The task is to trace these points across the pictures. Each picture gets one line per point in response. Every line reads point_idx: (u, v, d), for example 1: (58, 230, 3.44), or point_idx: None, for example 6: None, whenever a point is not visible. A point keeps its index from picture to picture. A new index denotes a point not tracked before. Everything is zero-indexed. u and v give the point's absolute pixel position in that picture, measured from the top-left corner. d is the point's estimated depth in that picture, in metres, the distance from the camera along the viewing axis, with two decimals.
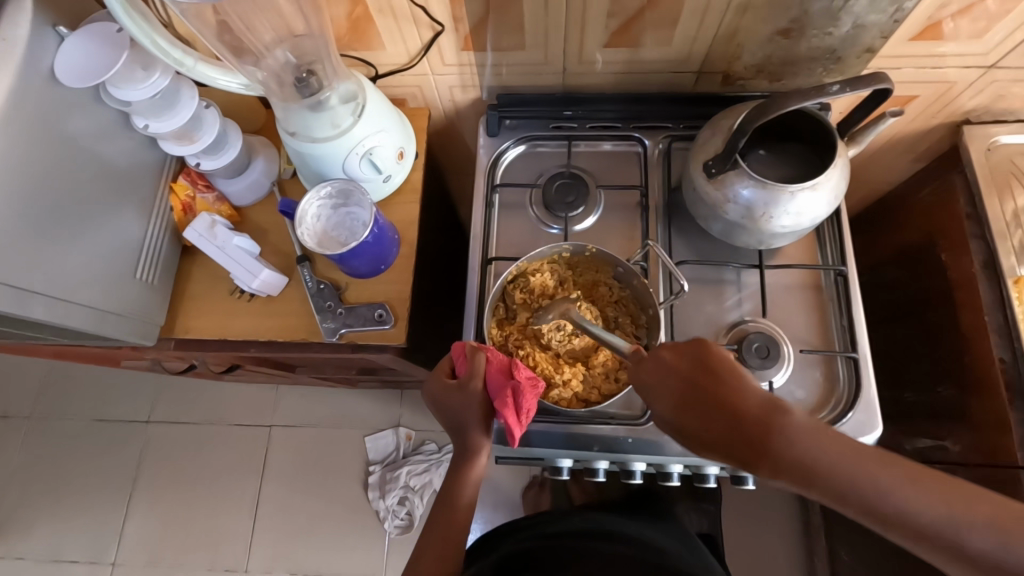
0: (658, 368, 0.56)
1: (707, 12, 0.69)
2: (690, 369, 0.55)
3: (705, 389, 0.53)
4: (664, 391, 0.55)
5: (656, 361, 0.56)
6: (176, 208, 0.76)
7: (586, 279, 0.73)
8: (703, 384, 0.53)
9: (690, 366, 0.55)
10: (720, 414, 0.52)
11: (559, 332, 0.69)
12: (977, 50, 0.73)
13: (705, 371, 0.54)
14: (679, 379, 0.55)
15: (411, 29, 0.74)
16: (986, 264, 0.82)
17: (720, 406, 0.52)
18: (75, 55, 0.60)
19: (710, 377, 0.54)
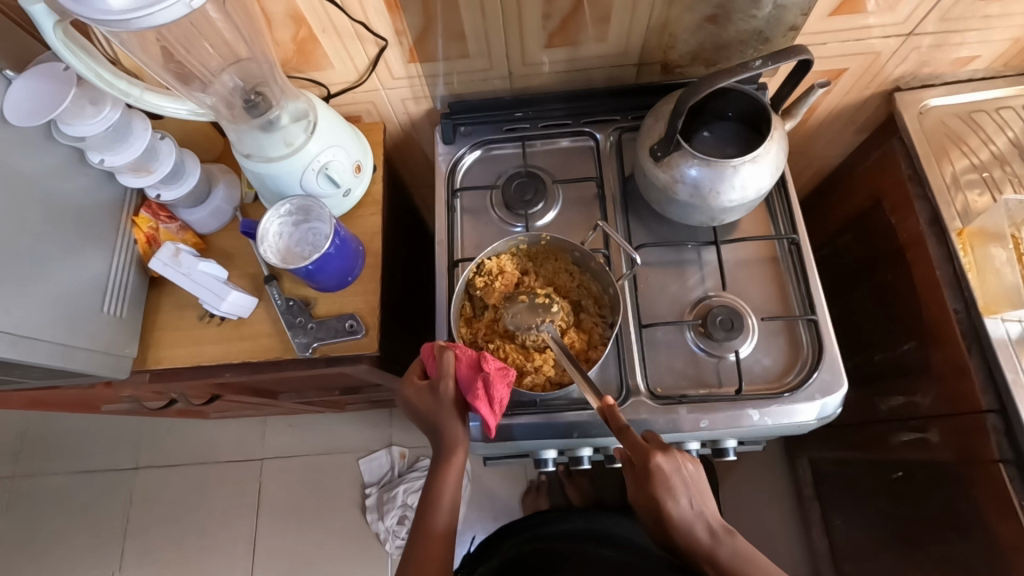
0: (660, 482, 0.58)
1: (636, 5, 0.73)
2: (685, 487, 0.59)
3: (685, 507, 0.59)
4: (658, 484, 0.59)
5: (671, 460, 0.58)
6: (139, 240, 0.76)
7: (548, 269, 0.75)
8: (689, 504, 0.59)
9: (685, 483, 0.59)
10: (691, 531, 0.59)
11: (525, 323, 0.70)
12: (893, 20, 0.77)
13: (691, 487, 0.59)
14: (668, 494, 0.58)
15: (357, 46, 0.76)
16: (931, 221, 0.85)
17: (692, 525, 0.59)
18: (23, 95, 0.61)
19: (698, 497, 0.60)
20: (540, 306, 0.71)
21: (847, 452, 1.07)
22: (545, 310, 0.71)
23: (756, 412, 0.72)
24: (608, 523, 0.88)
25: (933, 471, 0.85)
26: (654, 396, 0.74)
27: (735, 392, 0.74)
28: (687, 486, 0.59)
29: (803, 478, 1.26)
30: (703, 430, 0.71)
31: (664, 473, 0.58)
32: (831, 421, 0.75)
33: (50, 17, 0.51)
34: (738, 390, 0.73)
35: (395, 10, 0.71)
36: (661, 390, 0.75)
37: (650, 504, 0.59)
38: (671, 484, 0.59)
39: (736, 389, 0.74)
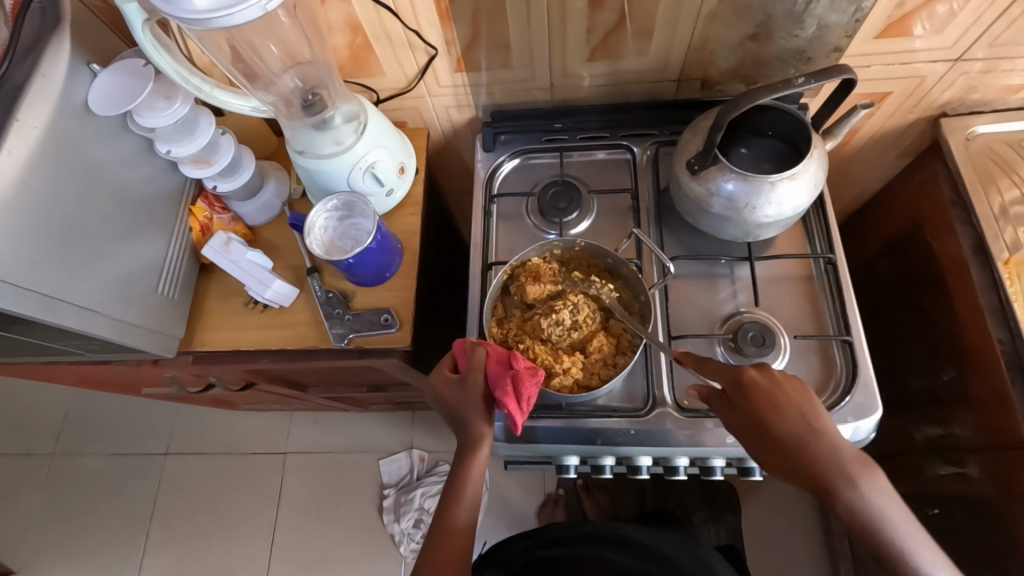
0: (768, 393, 0.59)
1: (679, 21, 0.75)
2: (794, 401, 0.59)
3: (804, 423, 0.57)
4: (765, 400, 0.59)
5: (767, 375, 0.60)
6: (195, 228, 0.81)
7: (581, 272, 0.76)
8: (804, 418, 0.58)
9: (799, 397, 0.59)
10: (810, 450, 0.56)
11: (558, 328, 0.71)
12: (940, 44, 0.77)
13: (806, 403, 0.59)
14: (772, 410, 0.58)
15: (408, 54, 0.80)
16: (975, 247, 0.83)
17: (810, 444, 0.56)
18: (104, 87, 0.66)
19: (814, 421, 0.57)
20: (573, 312, 0.72)
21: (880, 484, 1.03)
22: (579, 315, 0.72)
23: None
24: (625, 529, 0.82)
25: (974, 507, 0.83)
26: (681, 408, 0.74)
27: None
28: (801, 399, 0.59)
29: None
30: (730, 446, 0.71)
31: (771, 385, 0.60)
32: (864, 446, 0.73)
33: (140, 15, 0.57)
34: None
35: (447, 21, 0.75)
36: (688, 402, 0.75)
37: (754, 422, 0.59)
38: (780, 395, 0.59)
39: None
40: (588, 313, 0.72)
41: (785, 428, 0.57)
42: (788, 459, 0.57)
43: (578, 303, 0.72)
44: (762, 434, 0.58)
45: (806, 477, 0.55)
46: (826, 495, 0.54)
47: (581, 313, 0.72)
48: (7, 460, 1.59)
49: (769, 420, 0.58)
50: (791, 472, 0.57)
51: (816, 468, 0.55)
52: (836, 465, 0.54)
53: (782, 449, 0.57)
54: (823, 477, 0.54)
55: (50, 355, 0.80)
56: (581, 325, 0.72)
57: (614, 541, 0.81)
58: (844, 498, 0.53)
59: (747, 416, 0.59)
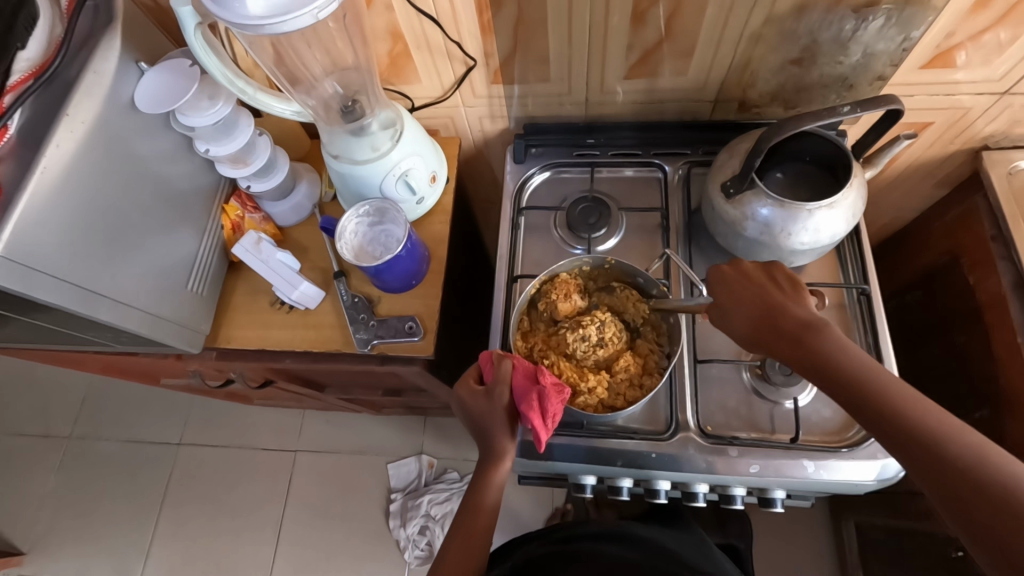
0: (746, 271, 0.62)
1: (721, 42, 0.74)
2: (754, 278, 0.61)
3: (781, 293, 0.58)
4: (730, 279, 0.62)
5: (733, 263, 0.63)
6: (226, 226, 0.82)
7: (613, 300, 0.75)
8: (781, 290, 0.59)
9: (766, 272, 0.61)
10: (782, 312, 0.56)
11: (583, 343, 0.70)
12: (987, 78, 0.75)
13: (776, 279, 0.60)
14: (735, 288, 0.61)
15: (446, 63, 0.81)
16: (1015, 284, 0.81)
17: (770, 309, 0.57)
18: (150, 85, 0.67)
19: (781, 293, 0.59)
20: (600, 329, 0.71)
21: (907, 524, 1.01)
22: (605, 333, 0.71)
23: (811, 464, 0.69)
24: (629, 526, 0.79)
25: None
26: (704, 433, 0.72)
27: (790, 440, 0.71)
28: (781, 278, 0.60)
29: (846, 544, 1.19)
30: (753, 476, 0.69)
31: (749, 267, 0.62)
32: (892, 484, 0.71)
33: (193, 18, 0.58)
34: (793, 438, 0.71)
35: (488, 33, 0.75)
36: (711, 428, 0.73)
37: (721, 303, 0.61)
38: (756, 272, 0.61)
39: (791, 437, 0.71)
40: (614, 332, 0.71)
41: (746, 300, 0.59)
42: (764, 325, 0.57)
43: (604, 321, 0.72)
44: (741, 309, 0.59)
45: (778, 339, 0.56)
46: (795, 352, 0.54)
47: (607, 331, 0.72)
48: (24, 440, 1.62)
49: (747, 293, 0.59)
50: (766, 340, 0.57)
51: (787, 326, 0.55)
52: (808, 323, 0.55)
53: (759, 317, 0.58)
54: (792, 335, 0.55)
55: (78, 344, 0.81)
56: (606, 344, 0.71)
57: (617, 537, 0.77)
58: (812, 350, 0.53)
59: (727, 292, 0.61)
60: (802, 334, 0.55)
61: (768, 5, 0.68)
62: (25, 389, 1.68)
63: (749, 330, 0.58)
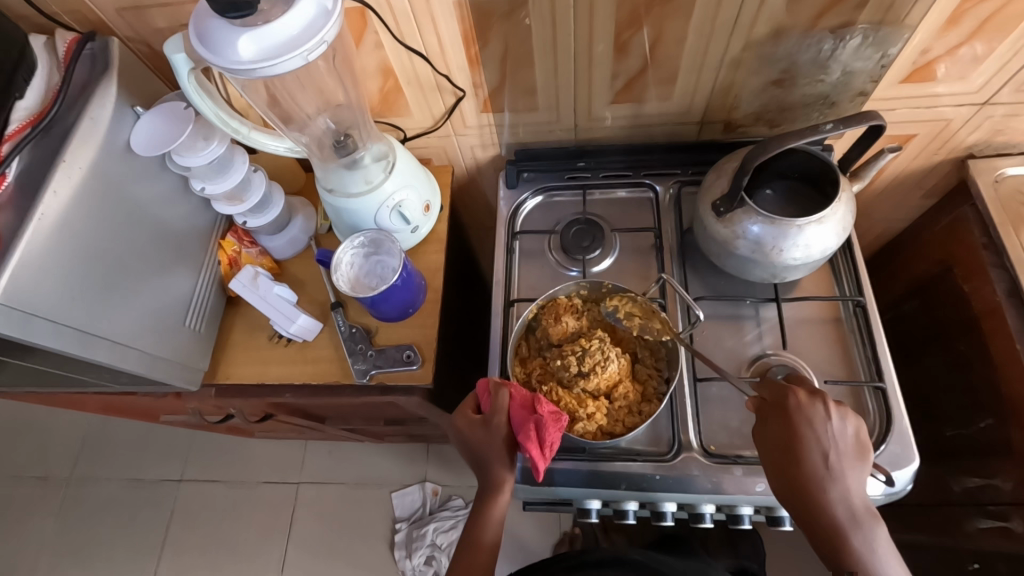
0: (813, 419, 0.59)
1: (703, 67, 0.76)
2: (822, 444, 0.59)
3: (840, 464, 0.58)
4: (790, 434, 0.60)
5: (809, 410, 0.60)
6: (223, 262, 0.83)
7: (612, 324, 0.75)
8: (841, 454, 0.59)
9: (832, 440, 0.59)
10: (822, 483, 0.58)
11: (566, 373, 0.70)
12: (966, 90, 0.77)
13: (839, 455, 0.59)
14: (801, 445, 0.59)
15: (436, 95, 0.82)
16: (1010, 291, 0.82)
17: (819, 487, 0.58)
18: (146, 129, 0.68)
19: (838, 464, 0.58)
20: (598, 355, 0.70)
21: (921, 537, 1.00)
22: (603, 356, 0.70)
23: None
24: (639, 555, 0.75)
25: (1015, 564, 0.81)
26: (707, 453, 0.72)
27: None
28: (847, 442, 0.59)
29: None
30: (759, 494, 0.68)
31: (823, 415, 0.60)
32: (900, 497, 0.70)
33: (187, 65, 0.60)
34: None
35: (475, 65, 0.77)
36: (715, 447, 0.73)
37: (778, 445, 0.60)
38: (827, 425, 0.59)
39: None
40: (598, 360, 0.70)
41: (807, 465, 0.58)
42: (797, 491, 0.59)
43: (603, 346, 0.71)
44: (781, 452, 0.60)
45: (808, 499, 0.58)
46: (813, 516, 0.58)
47: (607, 357, 0.70)
48: (23, 483, 1.60)
49: (799, 441, 0.59)
50: (791, 490, 0.59)
51: (826, 518, 0.58)
52: (846, 520, 0.58)
53: (794, 473, 0.59)
54: (820, 509, 0.58)
55: (76, 387, 0.81)
56: (590, 372, 0.69)
57: (622, 565, 0.74)
58: (827, 523, 0.58)
59: (781, 434, 0.60)
60: (838, 529, 0.57)
61: (746, 30, 0.70)
62: (24, 432, 1.67)
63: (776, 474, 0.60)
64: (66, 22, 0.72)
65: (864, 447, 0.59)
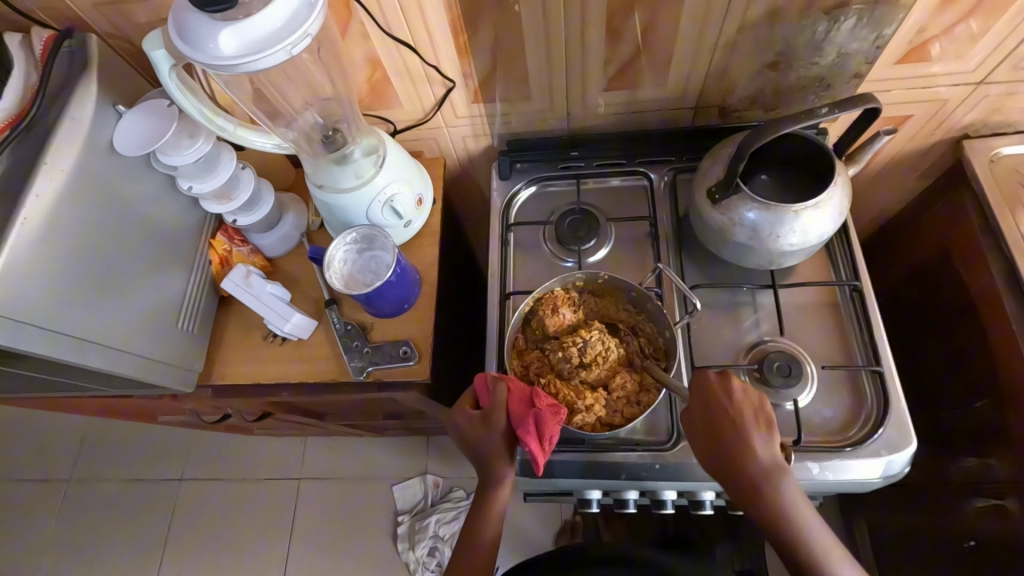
0: (721, 392, 0.60)
1: (697, 52, 0.75)
2: (730, 415, 0.59)
3: (750, 432, 0.59)
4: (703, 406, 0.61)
5: (719, 382, 0.61)
6: (214, 261, 0.82)
7: (601, 307, 0.76)
8: (751, 426, 0.59)
9: (740, 411, 0.59)
10: (741, 458, 0.58)
11: (567, 364, 0.70)
12: (961, 69, 0.76)
13: (749, 424, 0.59)
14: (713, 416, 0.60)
15: (426, 86, 0.81)
16: (1006, 272, 0.82)
17: (733, 455, 0.59)
18: (130, 128, 0.67)
19: (750, 433, 0.59)
20: (597, 347, 0.71)
21: (918, 517, 1.01)
22: (602, 348, 0.71)
23: (816, 466, 0.68)
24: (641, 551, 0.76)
25: (1012, 543, 0.82)
26: None
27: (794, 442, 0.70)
28: (757, 412, 0.60)
29: (858, 538, 1.18)
30: None
31: (733, 390, 0.60)
32: (898, 480, 0.70)
33: (168, 61, 0.59)
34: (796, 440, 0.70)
35: (465, 54, 0.75)
36: None
37: (695, 420, 0.62)
38: (733, 398, 0.60)
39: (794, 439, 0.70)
40: (599, 351, 0.71)
41: (721, 435, 0.59)
42: (717, 461, 0.60)
43: (601, 338, 0.71)
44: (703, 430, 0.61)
45: (727, 467, 0.59)
46: (740, 490, 0.59)
47: (605, 349, 0.71)
48: (23, 485, 1.60)
49: (716, 417, 0.59)
50: (718, 468, 0.60)
51: (744, 483, 0.58)
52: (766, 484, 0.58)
53: (717, 450, 0.60)
54: (744, 482, 0.58)
55: (71, 391, 0.80)
56: (592, 363, 0.71)
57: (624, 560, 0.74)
58: (754, 495, 0.58)
59: (701, 412, 0.61)
60: (756, 493, 0.58)
61: (740, 12, 0.69)
62: (21, 434, 1.66)
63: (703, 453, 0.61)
64: (43, 18, 0.70)
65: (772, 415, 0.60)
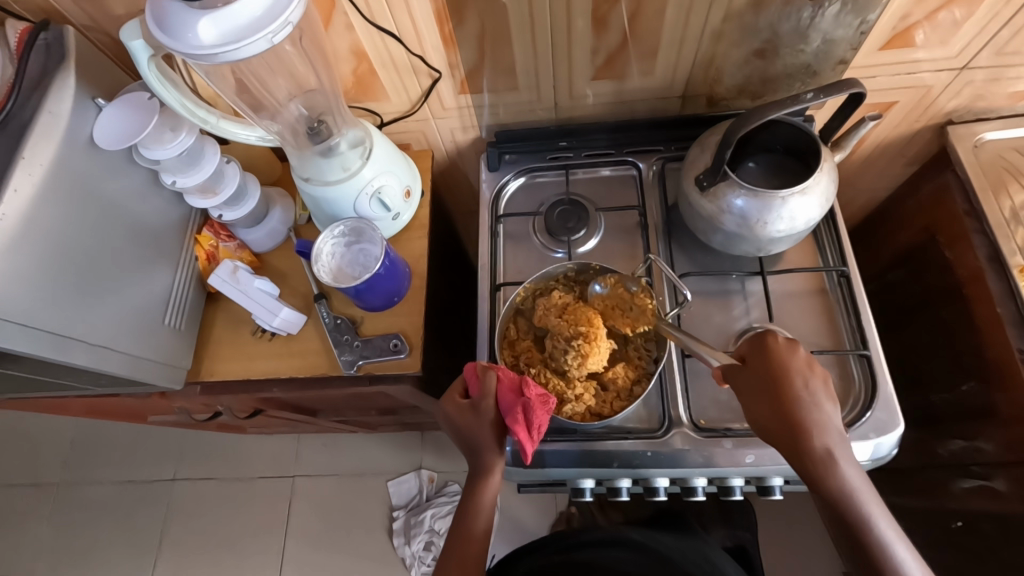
0: (789, 351, 0.61)
1: (683, 40, 0.75)
2: (798, 371, 0.60)
3: (816, 390, 0.59)
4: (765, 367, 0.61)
5: (783, 343, 0.62)
6: (200, 257, 0.80)
7: (612, 297, 0.73)
8: (820, 384, 0.60)
9: (802, 372, 0.60)
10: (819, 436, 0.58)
11: (563, 355, 0.70)
12: (945, 55, 0.76)
13: (811, 385, 0.59)
14: (781, 373, 0.60)
15: (412, 77, 0.80)
16: (991, 256, 0.83)
17: (800, 413, 0.58)
18: (109, 122, 0.66)
19: (815, 389, 0.59)
20: (584, 342, 0.69)
21: (906, 500, 1.03)
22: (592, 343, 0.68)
23: None
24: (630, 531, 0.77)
25: (1000, 523, 0.83)
26: (698, 428, 0.72)
27: None
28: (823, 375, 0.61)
29: None
30: (749, 466, 0.69)
31: (801, 353, 0.61)
32: (885, 462, 0.71)
33: (146, 52, 0.58)
34: None
35: (451, 45, 0.75)
36: (705, 422, 0.73)
37: (758, 379, 0.61)
38: (801, 356, 0.61)
39: None
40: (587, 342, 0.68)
41: (788, 392, 0.59)
42: (781, 423, 0.59)
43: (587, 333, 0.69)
44: (768, 390, 0.60)
45: (790, 426, 0.58)
46: (826, 480, 0.57)
47: (594, 343, 0.68)
48: (14, 489, 1.58)
49: (785, 375, 0.59)
50: (792, 451, 0.58)
51: (809, 443, 0.57)
52: (827, 446, 0.57)
53: (790, 430, 0.58)
54: (827, 465, 0.57)
55: (59, 391, 0.79)
56: (584, 355, 0.68)
57: (617, 543, 0.76)
58: (836, 475, 0.57)
59: (769, 379, 0.60)
60: (821, 453, 0.57)
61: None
62: (11, 437, 1.64)
63: (770, 429, 0.59)
64: (18, 11, 0.69)
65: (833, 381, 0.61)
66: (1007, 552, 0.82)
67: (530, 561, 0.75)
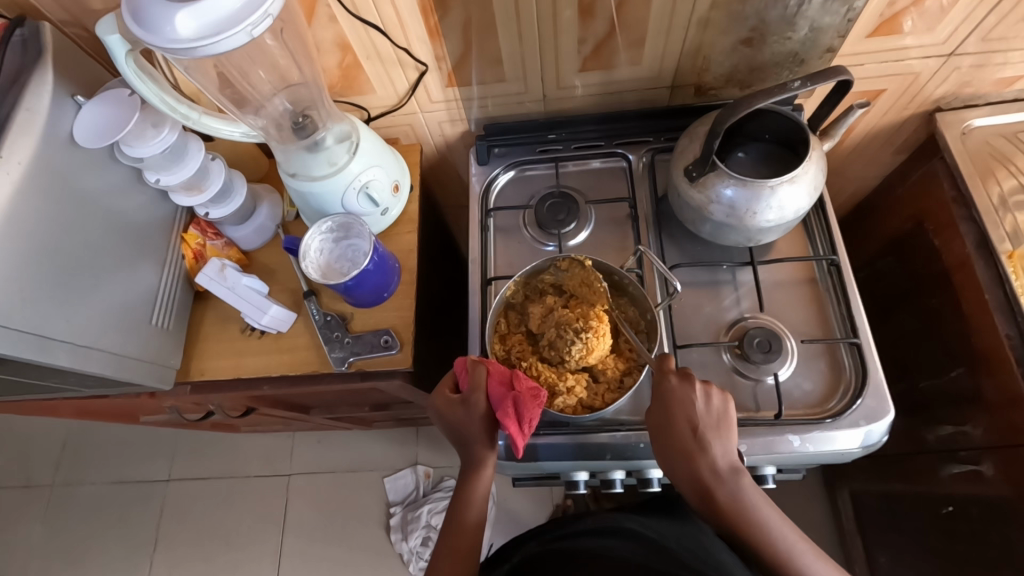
0: (682, 398, 0.62)
1: (671, 29, 0.74)
2: (686, 418, 0.61)
3: (705, 436, 0.60)
4: (659, 414, 0.63)
5: (677, 387, 0.62)
6: (187, 256, 0.80)
7: (574, 277, 0.74)
8: (710, 429, 0.61)
9: (692, 417, 0.61)
10: (708, 474, 0.60)
11: (564, 348, 0.69)
12: (932, 42, 0.76)
13: (701, 430, 0.61)
14: (671, 421, 0.62)
15: (398, 70, 0.79)
16: (979, 243, 0.83)
17: (688, 460, 0.60)
18: (89, 119, 0.65)
19: (707, 433, 0.61)
20: (593, 334, 0.68)
21: (897, 486, 1.04)
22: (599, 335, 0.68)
23: (797, 438, 0.69)
24: (623, 518, 0.78)
25: (989, 507, 0.84)
26: None
27: (774, 416, 0.71)
28: (715, 416, 0.61)
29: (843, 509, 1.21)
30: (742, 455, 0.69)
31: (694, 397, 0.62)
32: (876, 449, 0.72)
33: (123, 46, 0.57)
34: (777, 414, 0.70)
35: (436, 36, 0.74)
36: None
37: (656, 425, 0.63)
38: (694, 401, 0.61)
39: (775, 413, 0.71)
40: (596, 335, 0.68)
41: (677, 440, 0.61)
42: (677, 468, 0.62)
43: (595, 325, 0.69)
44: (662, 437, 0.62)
45: (682, 472, 0.61)
46: (723, 517, 0.60)
47: (601, 334, 0.68)
48: (7, 491, 1.57)
49: (674, 424, 0.61)
50: (689, 492, 0.62)
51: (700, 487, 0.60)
52: (719, 489, 0.60)
53: (684, 475, 0.61)
54: (718, 506, 0.60)
55: (47, 393, 0.78)
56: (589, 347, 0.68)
57: (610, 532, 0.76)
58: (730, 514, 0.60)
59: (660, 429, 0.62)
60: (712, 496, 0.60)
61: None
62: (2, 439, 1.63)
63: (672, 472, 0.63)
64: None
65: (728, 421, 0.61)
66: (997, 537, 0.83)
67: (524, 551, 0.75)
